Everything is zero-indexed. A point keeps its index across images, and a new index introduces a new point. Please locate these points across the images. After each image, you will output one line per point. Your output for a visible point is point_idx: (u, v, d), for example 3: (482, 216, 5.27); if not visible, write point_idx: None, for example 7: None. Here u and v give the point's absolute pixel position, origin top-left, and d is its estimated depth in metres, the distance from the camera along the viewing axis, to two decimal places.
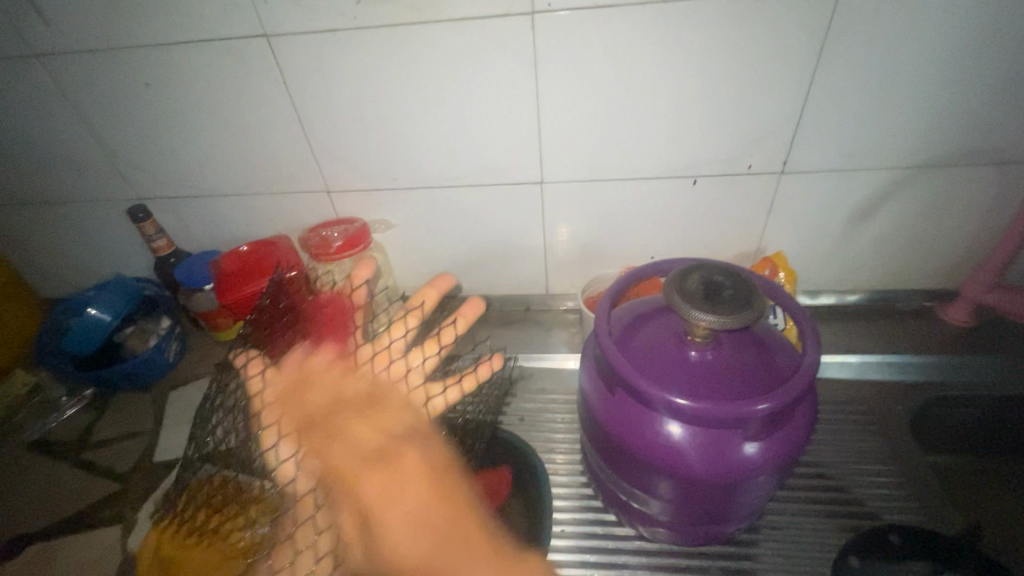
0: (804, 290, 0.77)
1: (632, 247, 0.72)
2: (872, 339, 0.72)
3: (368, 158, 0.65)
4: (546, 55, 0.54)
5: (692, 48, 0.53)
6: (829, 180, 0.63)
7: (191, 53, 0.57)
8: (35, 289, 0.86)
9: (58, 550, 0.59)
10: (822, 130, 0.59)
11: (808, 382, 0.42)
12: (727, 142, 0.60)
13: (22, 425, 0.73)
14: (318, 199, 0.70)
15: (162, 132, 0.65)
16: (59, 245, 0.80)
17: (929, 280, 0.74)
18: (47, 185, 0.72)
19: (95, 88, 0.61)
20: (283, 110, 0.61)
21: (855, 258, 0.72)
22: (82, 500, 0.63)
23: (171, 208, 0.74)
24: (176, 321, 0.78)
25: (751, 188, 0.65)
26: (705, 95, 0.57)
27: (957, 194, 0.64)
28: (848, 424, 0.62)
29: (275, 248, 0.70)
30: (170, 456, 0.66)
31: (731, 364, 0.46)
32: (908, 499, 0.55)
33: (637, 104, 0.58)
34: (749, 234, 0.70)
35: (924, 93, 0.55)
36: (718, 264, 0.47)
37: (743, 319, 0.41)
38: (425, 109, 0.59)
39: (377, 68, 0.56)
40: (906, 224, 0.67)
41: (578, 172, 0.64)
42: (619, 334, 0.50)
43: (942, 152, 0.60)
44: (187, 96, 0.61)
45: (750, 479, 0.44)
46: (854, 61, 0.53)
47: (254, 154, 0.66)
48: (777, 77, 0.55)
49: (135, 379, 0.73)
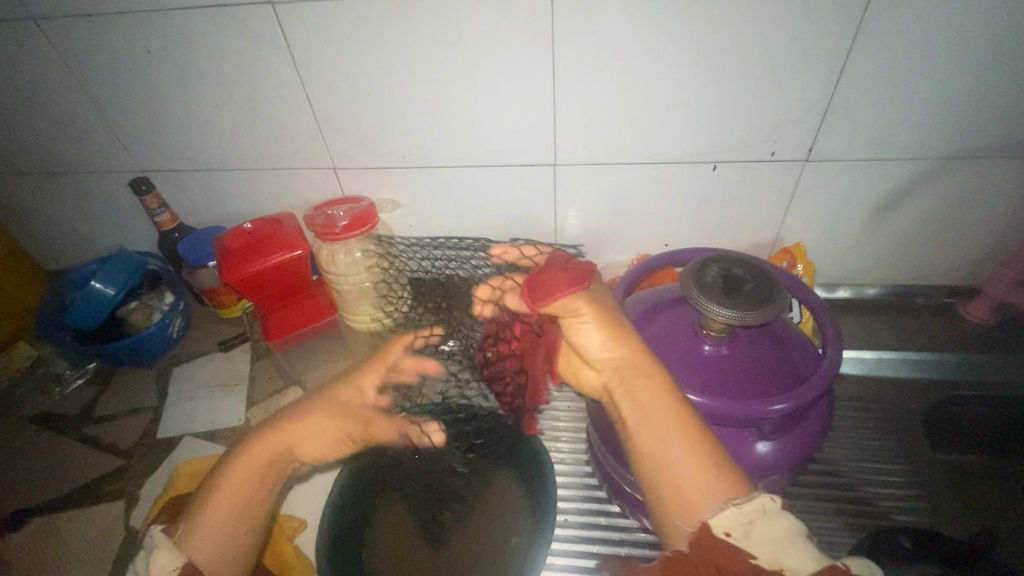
0: (820, 283, 0.75)
1: (644, 233, 0.70)
2: (888, 335, 0.71)
3: (378, 136, 0.63)
4: (563, 31, 0.52)
5: (719, 26, 0.50)
6: (854, 170, 0.61)
7: (192, 19, 0.55)
8: (39, 260, 0.85)
9: (62, 524, 0.59)
10: (849, 119, 0.56)
11: (828, 381, 0.41)
12: (752, 127, 0.58)
13: (26, 398, 0.73)
14: (324, 175, 0.68)
15: (165, 103, 0.63)
16: (63, 216, 0.79)
17: (951, 276, 0.72)
18: (49, 154, 0.71)
19: (95, 55, 0.59)
20: (289, 83, 0.59)
21: (876, 252, 0.70)
22: (86, 474, 0.63)
23: (176, 182, 0.72)
24: (180, 297, 0.78)
25: (772, 175, 0.62)
26: (731, 79, 0.54)
27: (989, 188, 0.61)
28: (862, 420, 0.61)
29: (281, 225, 0.68)
30: (173, 433, 0.66)
31: (747, 360, 0.44)
32: (921, 500, 0.54)
33: (659, 86, 0.55)
34: (767, 223, 0.67)
35: (960, 83, 0.52)
36: (738, 257, 0.45)
37: (764, 316, 0.40)
38: (435, 88, 0.57)
39: (390, 42, 0.54)
40: (931, 218, 0.65)
41: (594, 155, 0.62)
42: (632, 326, 0.49)
43: (977, 142, 0.57)
44: (189, 67, 0.59)
45: (758, 479, 0.44)
46: (892, 45, 0.50)
47: (260, 129, 0.64)
48: (807, 60, 0.52)
49: (138, 354, 0.73)
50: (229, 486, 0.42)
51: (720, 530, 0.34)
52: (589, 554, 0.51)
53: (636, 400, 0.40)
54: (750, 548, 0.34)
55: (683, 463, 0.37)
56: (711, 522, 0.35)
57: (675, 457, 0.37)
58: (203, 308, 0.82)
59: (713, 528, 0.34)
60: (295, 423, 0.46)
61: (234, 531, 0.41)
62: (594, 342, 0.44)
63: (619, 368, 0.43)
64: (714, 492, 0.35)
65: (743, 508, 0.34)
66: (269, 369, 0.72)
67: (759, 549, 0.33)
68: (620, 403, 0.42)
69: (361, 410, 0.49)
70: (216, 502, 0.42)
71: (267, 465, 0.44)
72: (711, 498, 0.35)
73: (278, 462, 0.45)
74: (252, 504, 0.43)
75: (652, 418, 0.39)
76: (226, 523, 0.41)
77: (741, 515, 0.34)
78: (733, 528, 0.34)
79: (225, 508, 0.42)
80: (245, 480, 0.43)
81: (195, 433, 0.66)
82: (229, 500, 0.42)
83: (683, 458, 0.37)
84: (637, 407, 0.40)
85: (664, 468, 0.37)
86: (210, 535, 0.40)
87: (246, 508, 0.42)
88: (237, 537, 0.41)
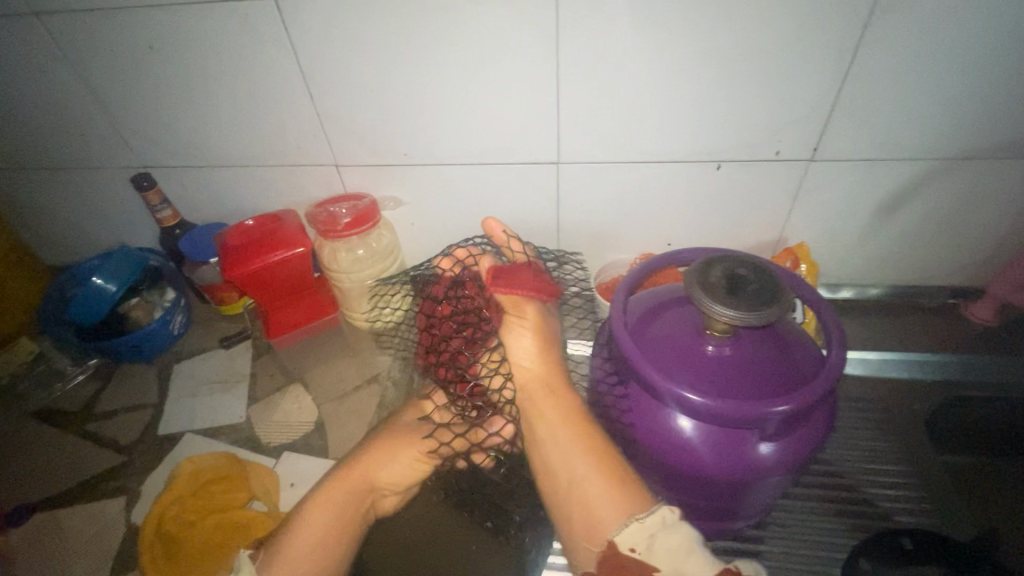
0: (823, 283, 0.74)
1: (648, 233, 0.70)
2: (892, 335, 0.70)
3: (380, 132, 0.62)
4: (567, 27, 0.51)
5: (725, 23, 0.50)
6: (859, 170, 0.60)
7: (193, 14, 0.54)
8: (41, 255, 0.85)
9: (62, 520, 0.59)
10: (855, 118, 0.56)
11: (832, 382, 0.41)
12: (757, 125, 0.57)
13: (27, 394, 0.73)
14: (326, 172, 0.68)
15: (167, 99, 0.63)
16: (65, 212, 0.79)
17: (955, 276, 0.71)
18: (50, 150, 0.71)
19: (96, 51, 0.59)
20: (291, 78, 0.58)
21: (880, 252, 0.69)
22: (87, 470, 0.63)
23: (178, 179, 0.72)
24: (180, 293, 0.77)
25: (776, 174, 0.62)
26: (735, 77, 0.53)
27: (995, 189, 0.61)
28: (864, 422, 0.61)
29: (282, 222, 0.68)
30: (174, 430, 0.66)
31: (751, 361, 0.44)
32: (922, 502, 0.54)
33: (663, 84, 0.55)
34: (771, 222, 0.67)
35: (967, 82, 0.52)
36: (742, 257, 0.45)
37: (767, 317, 0.39)
38: (438, 85, 0.57)
39: (393, 37, 0.53)
40: (935, 218, 0.64)
41: (597, 153, 0.62)
42: (635, 326, 0.48)
43: (984, 142, 0.57)
44: (191, 62, 0.58)
45: (760, 479, 0.43)
46: (899, 44, 0.50)
47: (261, 125, 0.64)
48: (813, 58, 0.51)
49: (139, 350, 0.72)
50: (314, 512, 0.47)
51: (624, 546, 0.39)
52: None
53: (544, 430, 0.48)
54: (650, 560, 0.38)
55: (588, 482, 0.44)
56: (615, 539, 0.40)
57: (589, 485, 0.43)
58: (204, 305, 0.82)
59: (621, 545, 0.40)
60: (375, 462, 0.52)
61: (325, 552, 0.45)
62: (524, 347, 0.52)
63: (528, 386, 0.51)
64: (616, 516, 0.41)
65: (644, 522, 0.40)
66: (269, 365, 0.72)
67: (661, 560, 0.38)
68: (535, 427, 0.49)
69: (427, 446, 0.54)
70: (299, 529, 0.46)
71: (352, 497, 0.50)
72: (615, 519, 0.41)
73: (360, 493, 0.50)
74: (342, 525, 0.48)
75: (567, 449, 0.46)
76: (316, 545, 0.46)
77: (643, 530, 0.39)
78: (637, 544, 0.39)
79: (313, 535, 0.46)
80: (329, 509, 0.48)
81: (196, 430, 0.66)
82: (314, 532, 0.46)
83: (589, 486, 0.43)
84: (545, 436, 0.48)
85: (574, 492, 0.44)
86: (303, 551, 0.45)
87: (337, 532, 0.47)
88: (328, 559, 0.45)
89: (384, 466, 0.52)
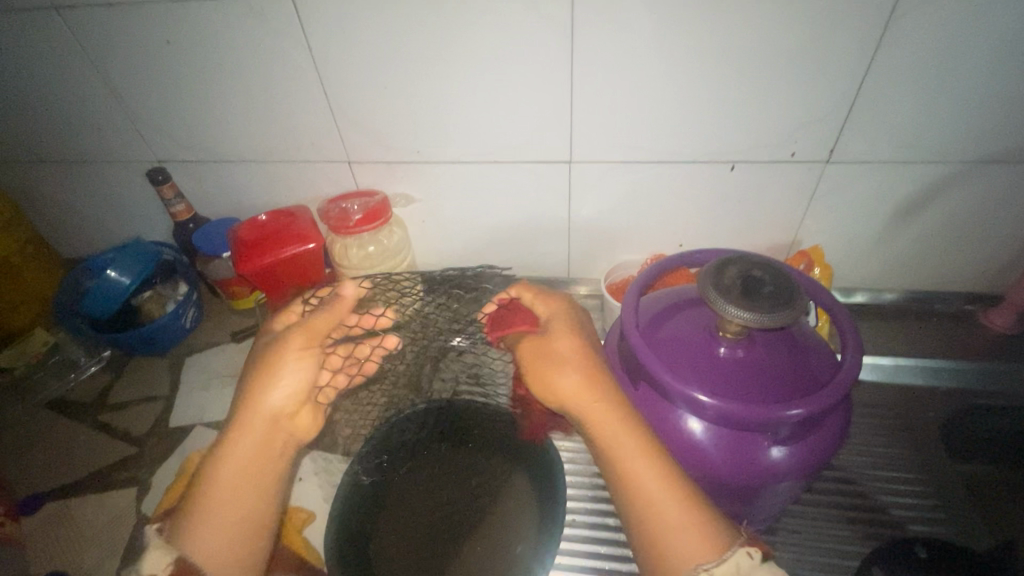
0: (837, 287, 0.73)
1: (659, 233, 0.70)
2: (907, 341, 0.69)
3: (394, 129, 0.62)
4: (584, 25, 0.51)
5: (744, 22, 0.49)
6: (876, 172, 0.60)
7: (212, 10, 0.55)
8: (56, 248, 0.86)
9: (74, 509, 0.60)
10: (875, 119, 0.55)
11: (848, 386, 0.40)
12: (773, 126, 0.57)
13: (42, 384, 0.74)
14: (339, 168, 0.68)
15: (183, 93, 0.63)
16: (81, 205, 0.80)
17: (973, 282, 0.70)
18: (68, 143, 0.72)
19: (115, 45, 0.60)
20: (307, 74, 0.59)
21: (896, 256, 0.68)
22: (99, 460, 0.64)
23: (192, 174, 0.72)
24: (193, 287, 0.78)
25: (792, 176, 0.61)
26: (752, 77, 0.53)
27: (1017, 193, 0.59)
28: (876, 428, 0.60)
29: (295, 218, 0.68)
30: (184, 422, 0.67)
31: (764, 363, 0.43)
32: (936, 510, 0.53)
33: (680, 83, 0.54)
34: (785, 224, 0.66)
35: (992, 84, 0.51)
36: (757, 258, 0.44)
37: (783, 319, 0.39)
38: (453, 82, 0.57)
39: (409, 34, 0.53)
40: (954, 223, 0.63)
41: (611, 152, 0.61)
42: (646, 326, 0.48)
43: (1007, 146, 0.56)
44: (207, 57, 0.59)
45: (771, 484, 0.43)
46: (922, 45, 0.49)
47: (275, 120, 0.64)
48: (833, 58, 0.51)
49: (151, 344, 0.73)
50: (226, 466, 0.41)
51: None
52: (597, 554, 0.51)
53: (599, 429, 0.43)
54: None
55: (661, 502, 0.39)
56: None
57: (650, 497, 0.39)
58: (215, 299, 0.83)
59: None
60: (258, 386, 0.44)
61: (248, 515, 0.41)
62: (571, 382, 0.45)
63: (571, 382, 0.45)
64: (695, 550, 0.36)
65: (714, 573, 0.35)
66: None
67: None
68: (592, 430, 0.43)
69: (300, 340, 0.46)
70: (218, 499, 0.40)
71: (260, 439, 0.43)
72: (694, 551, 0.36)
73: (262, 425, 0.43)
74: (259, 487, 0.42)
75: (629, 452, 0.41)
76: (239, 501, 0.41)
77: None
78: None
79: (228, 495, 0.40)
80: (245, 456, 0.42)
81: (206, 423, 0.66)
82: (229, 496, 0.40)
83: (664, 506, 0.38)
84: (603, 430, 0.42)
85: (635, 499, 0.39)
86: (211, 546, 0.39)
87: (255, 496, 0.41)
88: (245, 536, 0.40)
89: (271, 388, 0.44)
